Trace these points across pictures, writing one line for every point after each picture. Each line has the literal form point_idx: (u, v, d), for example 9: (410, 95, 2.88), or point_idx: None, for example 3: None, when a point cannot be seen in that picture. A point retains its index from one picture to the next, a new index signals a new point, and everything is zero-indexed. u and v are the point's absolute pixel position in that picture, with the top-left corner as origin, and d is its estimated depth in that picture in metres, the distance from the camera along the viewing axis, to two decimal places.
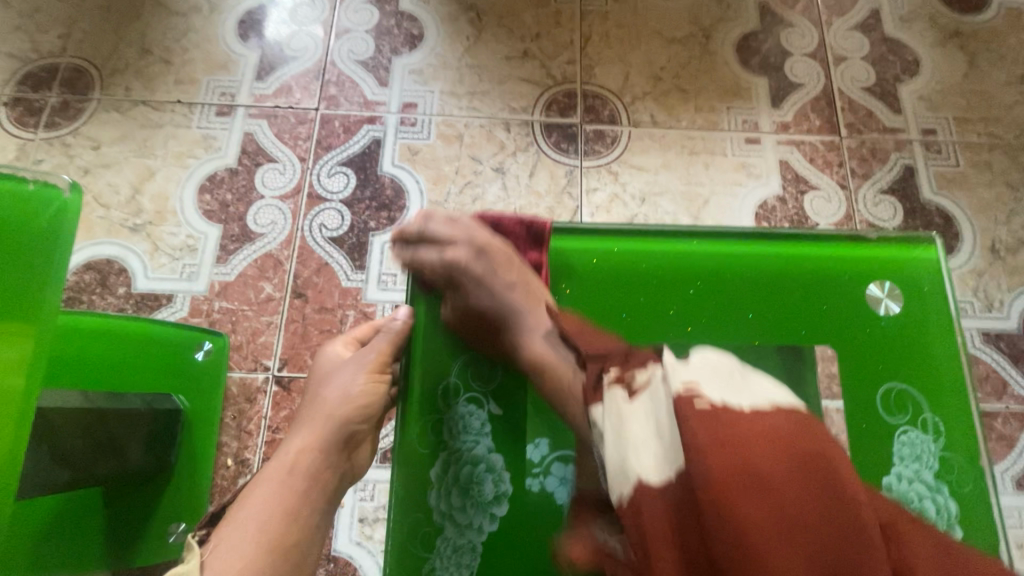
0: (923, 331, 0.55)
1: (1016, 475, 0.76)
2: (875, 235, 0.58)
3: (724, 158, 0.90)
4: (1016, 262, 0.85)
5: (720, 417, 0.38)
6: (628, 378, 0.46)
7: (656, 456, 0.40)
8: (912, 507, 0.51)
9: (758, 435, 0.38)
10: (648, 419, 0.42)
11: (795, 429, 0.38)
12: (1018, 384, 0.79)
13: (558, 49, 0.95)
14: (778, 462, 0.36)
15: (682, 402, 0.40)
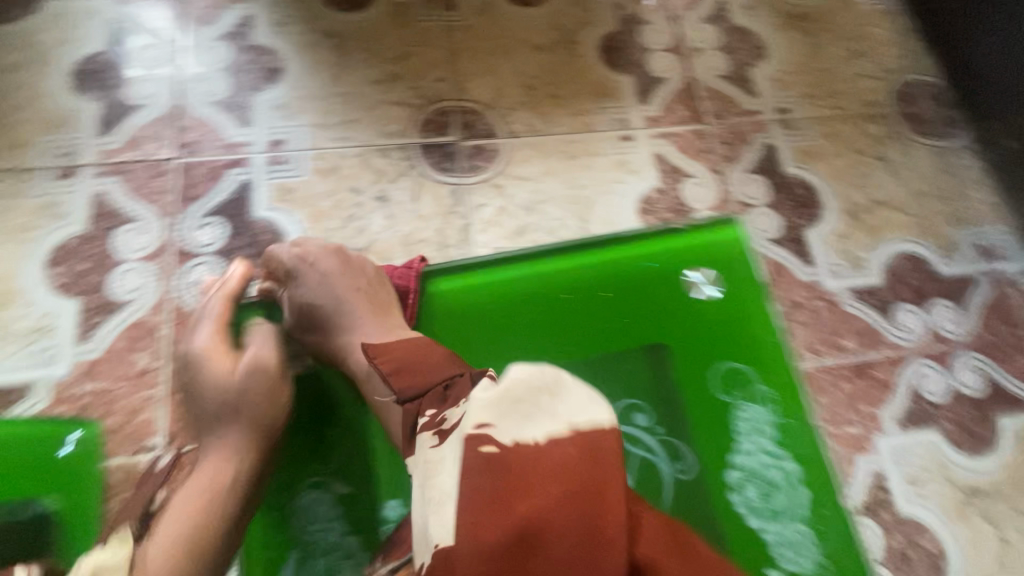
0: (736, 304, 0.73)
1: (899, 417, 0.82)
2: (684, 227, 0.75)
3: (603, 157, 0.92)
4: (872, 222, 0.93)
5: (504, 465, 0.42)
6: (441, 422, 0.50)
7: (450, 515, 0.42)
8: (763, 479, 0.66)
9: (544, 472, 0.41)
10: (445, 469, 0.45)
11: (575, 466, 0.41)
12: (889, 333, 0.86)
13: (427, 68, 0.94)
14: (544, 506, 0.39)
15: (470, 447, 0.44)
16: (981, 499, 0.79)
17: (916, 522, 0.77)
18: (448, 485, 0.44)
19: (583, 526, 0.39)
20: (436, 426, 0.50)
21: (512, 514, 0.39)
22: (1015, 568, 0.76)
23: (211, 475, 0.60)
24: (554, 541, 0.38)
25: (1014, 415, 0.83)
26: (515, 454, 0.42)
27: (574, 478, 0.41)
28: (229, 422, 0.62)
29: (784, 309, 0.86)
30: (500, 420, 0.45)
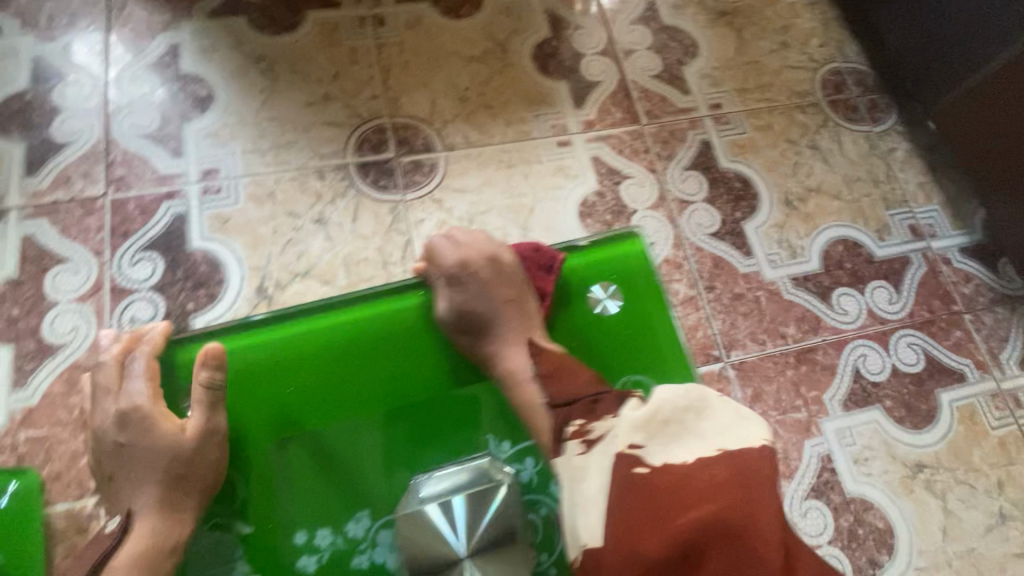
0: (639, 315, 0.74)
1: (842, 398, 0.84)
2: (584, 241, 0.76)
3: (541, 164, 0.93)
4: (807, 209, 0.95)
5: (649, 484, 0.52)
6: (585, 431, 0.58)
7: (597, 516, 0.53)
8: None
9: (683, 495, 0.50)
10: (598, 483, 0.54)
11: (726, 479, 0.50)
12: (829, 317, 0.88)
13: (360, 87, 0.94)
14: (692, 516, 0.48)
15: (626, 465, 0.54)
16: (923, 472, 0.81)
17: (863, 500, 0.79)
18: (601, 493, 0.54)
19: (729, 533, 0.47)
20: (583, 437, 0.58)
21: (671, 526, 0.48)
22: (959, 536, 0.79)
23: (135, 541, 0.60)
24: (714, 546, 0.47)
25: (950, 388, 0.86)
26: (656, 476, 0.52)
27: (714, 500, 0.49)
28: (152, 477, 0.62)
29: (726, 302, 0.88)
30: (647, 442, 0.55)
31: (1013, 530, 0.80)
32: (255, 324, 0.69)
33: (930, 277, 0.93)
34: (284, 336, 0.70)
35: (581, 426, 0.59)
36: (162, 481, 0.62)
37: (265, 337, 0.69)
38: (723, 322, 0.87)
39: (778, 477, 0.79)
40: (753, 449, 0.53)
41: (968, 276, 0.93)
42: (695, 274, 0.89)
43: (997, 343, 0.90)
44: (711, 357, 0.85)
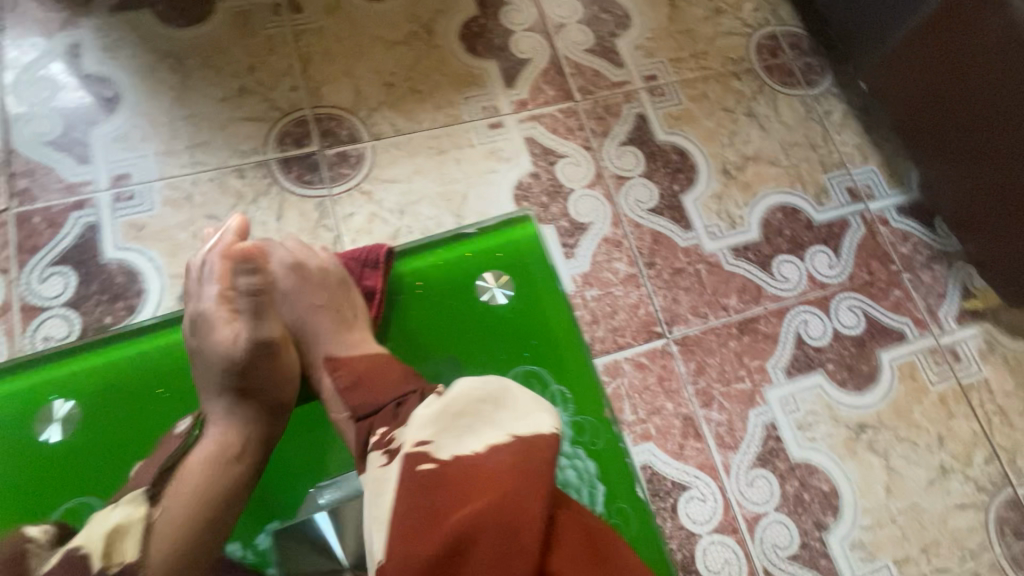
0: (531, 306, 0.69)
1: (785, 365, 0.84)
2: (471, 229, 0.72)
3: (473, 148, 0.90)
4: (746, 178, 0.94)
5: (433, 484, 0.46)
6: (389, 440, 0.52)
7: (387, 526, 0.46)
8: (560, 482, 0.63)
9: (474, 486, 0.45)
10: (384, 493, 0.48)
11: (515, 464, 0.46)
12: (770, 285, 0.88)
13: (278, 78, 0.90)
14: (476, 505, 0.43)
15: (410, 466, 0.48)
16: (866, 432, 0.82)
17: (807, 465, 0.80)
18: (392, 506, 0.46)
19: (509, 526, 0.42)
20: (386, 446, 0.51)
21: (444, 526, 0.43)
22: (902, 493, 0.80)
23: (204, 447, 0.57)
24: (482, 542, 0.42)
25: (890, 348, 0.87)
26: (447, 469, 0.47)
27: (501, 484, 0.45)
28: (218, 387, 0.59)
29: (666, 277, 0.87)
30: (438, 441, 0.49)
31: (954, 482, 0.82)
32: (58, 355, 0.61)
33: (869, 238, 0.93)
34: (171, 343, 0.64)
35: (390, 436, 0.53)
36: (229, 392, 0.59)
37: (73, 368, 0.61)
38: (665, 298, 0.86)
39: (724, 448, 0.80)
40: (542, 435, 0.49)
41: (906, 235, 0.94)
42: (635, 251, 0.88)
43: (936, 300, 0.90)
44: (654, 334, 0.84)
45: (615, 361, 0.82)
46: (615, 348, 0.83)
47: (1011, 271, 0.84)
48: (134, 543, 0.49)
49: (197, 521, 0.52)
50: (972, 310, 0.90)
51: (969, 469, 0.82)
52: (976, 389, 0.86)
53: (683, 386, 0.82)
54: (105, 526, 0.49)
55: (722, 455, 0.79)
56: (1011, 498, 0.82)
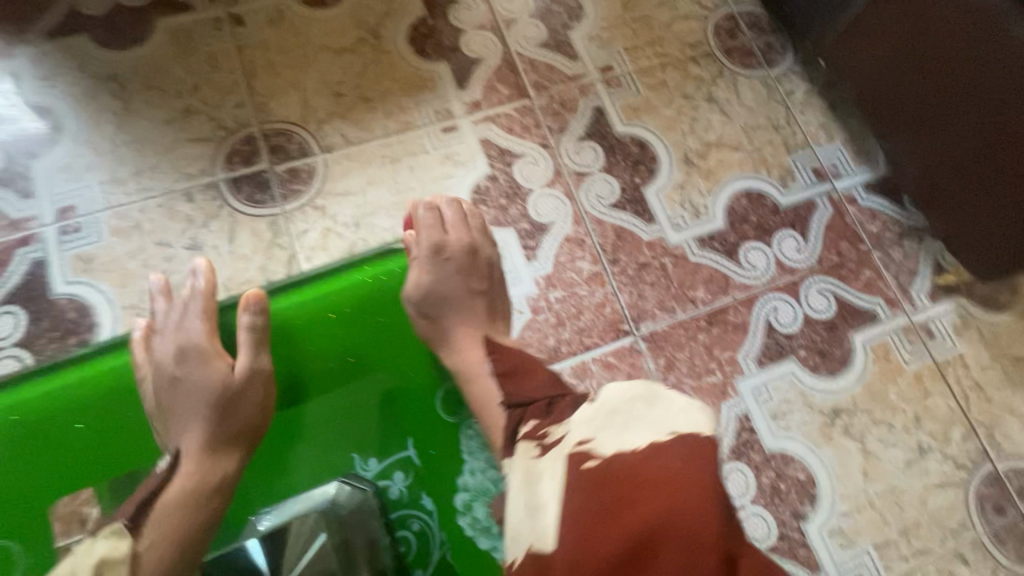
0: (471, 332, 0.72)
1: (756, 355, 0.83)
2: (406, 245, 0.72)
3: (427, 155, 0.88)
4: (708, 165, 0.92)
5: (599, 479, 0.48)
6: (544, 435, 0.55)
7: (548, 520, 0.48)
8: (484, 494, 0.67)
9: (646, 491, 0.45)
10: (551, 480, 0.50)
11: (683, 468, 0.45)
12: (737, 274, 0.87)
13: (223, 95, 0.88)
14: (648, 508, 0.44)
15: (574, 462, 0.50)
16: (841, 417, 0.81)
17: (783, 454, 0.79)
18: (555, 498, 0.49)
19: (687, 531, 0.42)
20: (540, 439, 0.55)
21: (621, 523, 0.44)
22: (880, 476, 0.79)
23: (188, 465, 0.60)
24: (664, 544, 0.42)
25: (863, 329, 0.86)
26: (612, 467, 0.48)
27: (681, 491, 0.44)
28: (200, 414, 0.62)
29: (631, 273, 0.85)
30: (597, 437, 0.51)
31: (932, 461, 0.81)
32: None
33: (837, 218, 0.91)
34: (76, 386, 0.63)
35: (538, 427, 0.57)
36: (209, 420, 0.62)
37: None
38: (631, 294, 0.84)
39: None
40: (700, 438, 0.47)
41: (874, 213, 0.92)
42: (598, 248, 0.86)
43: (907, 277, 0.89)
44: (622, 332, 0.83)
45: (583, 362, 0.81)
46: (583, 349, 0.81)
47: (981, 240, 0.82)
48: (126, 570, 0.52)
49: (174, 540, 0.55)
50: (945, 285, 0.89)
51: (948, 447, 0.81)
52: (951, 366, 0.85)
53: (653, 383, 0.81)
54: (93, 557, 0.51)
55: None
56: (990, 474, 0.81)
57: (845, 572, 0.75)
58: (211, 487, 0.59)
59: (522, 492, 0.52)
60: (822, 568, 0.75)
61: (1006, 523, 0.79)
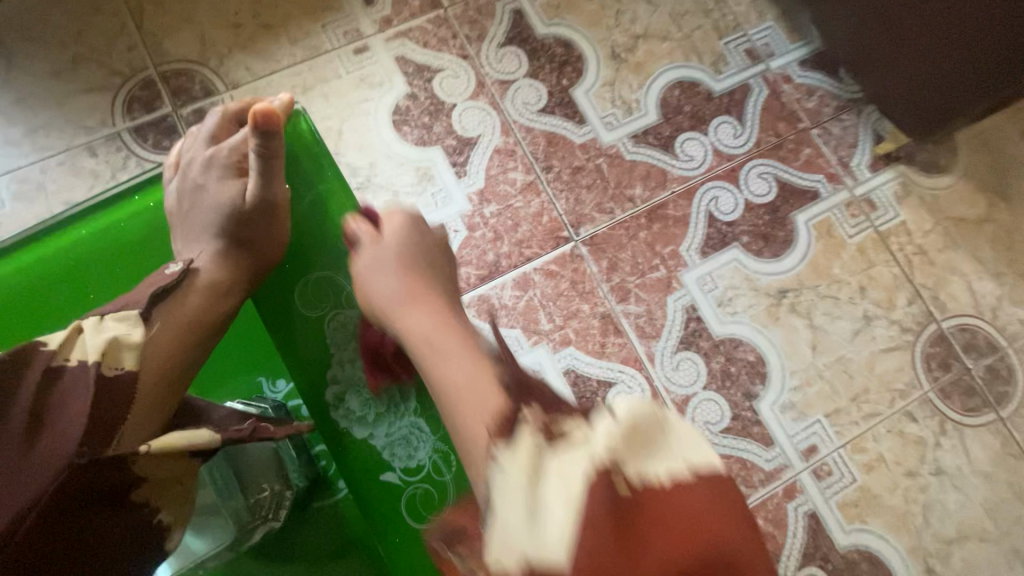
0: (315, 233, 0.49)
1: (699, 246, 0.82)
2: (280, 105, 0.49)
3: (341, 79, 0.84)
4: (637, 59, 0.88)
5: (628, 533, 0.29)
6: (548, 427, 0.35)
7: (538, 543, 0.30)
8: (361, 386, 0.47)
9: (683, 528, 0.29)
10: (563, 479, 0.32)
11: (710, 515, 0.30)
12: (675, 167, 0.84)
13: (112, 39, 0.81)
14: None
15: (595, 489, 0.31)
16: (787, 296, 0.81)
17: (732, 339, 0.79)
18: (568, 514, 0.30)
19: None
20: (545, 432, 0.35)
21: None
22: (828, 348, 0.80)
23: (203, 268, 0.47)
24: None
25: (805, 208, 0.85)
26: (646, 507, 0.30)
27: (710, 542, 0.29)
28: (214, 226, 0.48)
29: (566, 177, 0.83)
30: (626, 448, 0.32)
31: (879, 328, 0.81)
32: None
33: (773, 99, 0.88)
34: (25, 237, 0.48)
35: (545, 421, 0.36)
36: (227, 237, 0.48)
37: None
38: (568, 200, 0.82)
39: (646, 338, 0.79)
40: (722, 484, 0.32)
41: (812, 89, 0.89)
42: (530, 157, 0.83)
43: (847, 151, 0.87)
44: (561, 239, 0.81)
45: (525, 274, 0.79)
46: (523, 261, 0.80)
47: (960, 96, 0.77)
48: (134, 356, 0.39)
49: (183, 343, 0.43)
50: (884, 155, 0.87)
51: (892, 313, 0.82)
52: (894, 233, 0.85)
53: (597, 285, 0.80)
54: (104, 334, 0.38)
55: (645, 345, 0.78)
56: (935, 334, 0.82)
57: (800, 443, 0.77)
58: (224, 292, 0.46)
59: (520, 490, 0.32)
60: (777, 442, 0.77)
61: (951, 378, 0.80)
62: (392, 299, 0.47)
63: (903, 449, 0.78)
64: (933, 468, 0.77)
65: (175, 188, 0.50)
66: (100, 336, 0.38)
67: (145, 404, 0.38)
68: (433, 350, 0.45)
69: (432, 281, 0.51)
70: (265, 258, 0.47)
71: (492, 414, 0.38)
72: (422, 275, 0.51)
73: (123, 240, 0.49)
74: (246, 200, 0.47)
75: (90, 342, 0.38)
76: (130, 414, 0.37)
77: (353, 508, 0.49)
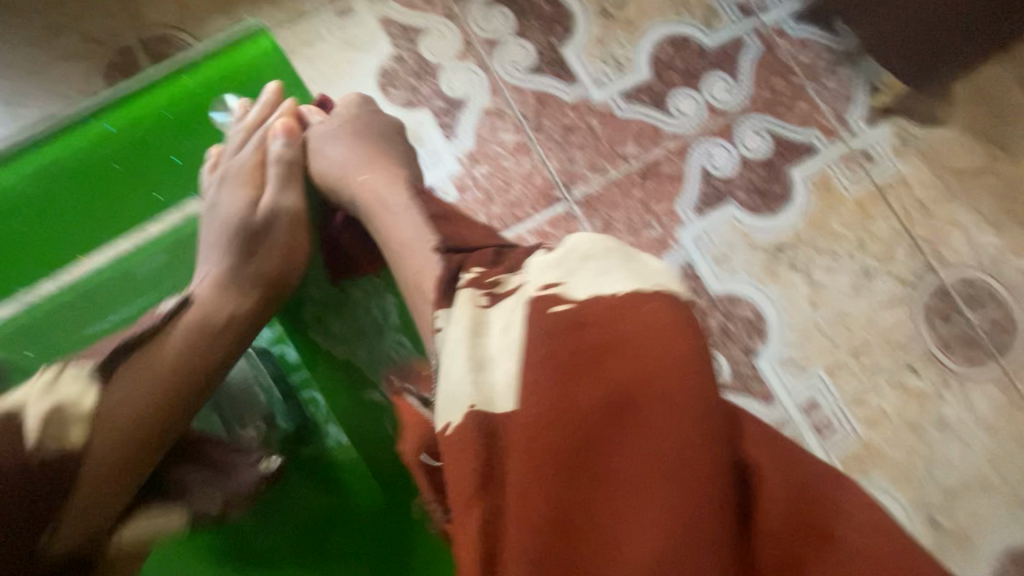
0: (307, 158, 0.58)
1: (693, 204, 0.81)
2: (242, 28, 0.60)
3: (324, 43, 0.82)
4: (628, 16, 0.86)
5: (568, 333, 0.36)
6: (495, 282, 0.42)
7: (493, 365, 0.37)
8: (336, 305, 0.56)
9: (619, 355, 0.35)
10: (508, 329, 0.38)
11: (662, 324, 0.35)
12: (667, 124, 0.83)
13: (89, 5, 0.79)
14: (618, 377, 0.34)
15: (535, 313, 0.38)
16: (784, 252, 0.80)
17: (729, 296, 0.78)
18: (508, 360, 0.36)
19: (696, 434, 0.32)
20: (489, 287, 0.41)
21: (587, 398, 0.34)
22: (827, 303, 0.79)
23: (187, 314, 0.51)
24: (624, 424, 0.33)
25: (801, 162, 0.83)
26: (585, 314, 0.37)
27: (648, 352, 0.34)
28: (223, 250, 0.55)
29: (557, 137, 0.81)
30: (562, 289, 0.39)
31: (879, 283, 0.80)
32: None
33: (766, 54, 0.86)
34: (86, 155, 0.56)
35: (488, 274, 0.43)
36: (235, 254, 0.54)
37: None
38: (560, 160, 0.80)
39: None
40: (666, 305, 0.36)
41: (807, 43, 0.87)
42: (520, 117, 0.81)
43: (843, 105, 0.85)
44: (554, 200, 0.79)
45: (516, 235, 0.78)
46: (515, 223, 0.78)
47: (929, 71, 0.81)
48: (79, 432, 0.45)
49: (152, 412, 0.48)
50: (881, 108, 0.86)
51: (892, 267, 0.81)
52: (892, 186, 0.83)
53: None
54: (52, 399, 0.45)
55: None
56: (936, 287, 0.80)
57: (801, 399, 0.76)
58: (211, 334, 0.51)
59: (463, 344, 0.39)
60: (777, 398, 0.76)
61: (953, 331, 0.79)
62: (344, 165, 0.56)
63: (905, 403, 0.77)
64: (936, 421, 0.76)
65: (201, 207, 0.57)
66: (39, 408, 0.44)
67: (87, 486, 0.45)
68: (386, 211, 0.51)
69: (387, 148, 0.58)
70: (263, 231, 0.55)
71: (437, 280, 0.44)
72: (380, 143, 0.58)
73: (163, 158, 0.58)
74: (258, 211, 0.55)
75: (30, 412, 0.44)
76: (71, 500, 0.45)
77: (351, 456, 0.56)
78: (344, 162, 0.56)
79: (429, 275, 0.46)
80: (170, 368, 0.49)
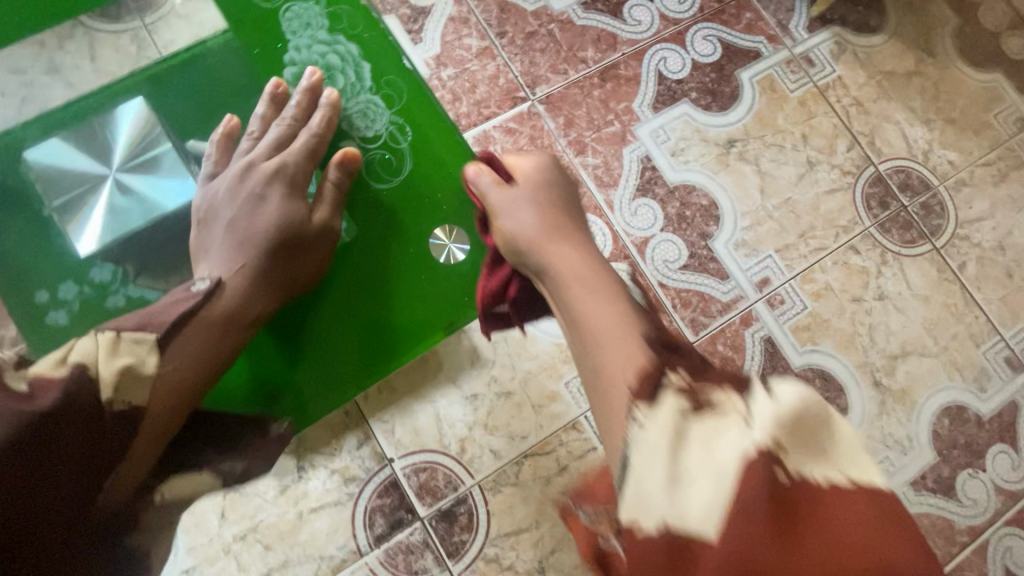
0: (356, 19, 0.73)
1: (650, 102, 0.86)
2: None
3: None
4: None
5: (789, 509, 0.33)
6: (699, 392, 0.40)
7: (698, 489, 0.35)
8: (323, 66, 0.71)
9: None
10: (712, 452, 0.36)
11: (881, 535, 0.32)
12: (623, 31, 0.88)
13: None
14: (821, 560, 0.31)
15: (756, 471, 0.34)
16: (735, 145, 0.86)
17: (685, 185, 0.83)
18: (712, 481, 0.35)
19: None
20: (693, 394, 0.40)
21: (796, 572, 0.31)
22: (776, 190, 0.85)
23: (234, 280, 0.58)
24: None
25: (748, 66, 0.89)
26: (812, 493, 0.34)
27: (875, 547, 0.31)
28: (254, 253, 0.60)
29: (520, 42, 0.85)
30: (785, 441, 0.35)
31: (822, 172, 0.86)
32: None
33: None
34: None
35: (690, 384, 0.41)
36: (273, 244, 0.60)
37: None
38: (523, 63, 0.85)
39: (604, 187, 0.82)
40: (885, 513, 0.33)
41: None
42: (484, 24, 0.85)
43: (785, 15, 0.92)
44: (519, 99, 0.83)
45: (485, 132, 0.82)
46: (482, 120, 0.82)
47: None
48: (145, 388, 0.51)
49: (179, 389, 0.53)
50: (820, 16, 0.92)
51: (834, 158, 0.87)
52: (832, 87, 0.90)
53: (555, 140, 0.83)
54: (115, 366, 0.50)
55: (603, 194, 0.81)
56: (873, 176, 0.87)
57: (754, 277, 0.81)
58: (243, 326, 0.58)
59: (662, 453, 0.37)
60: (732, 275, 0.81)
61: (890, 215, 0.86)
62: (534, 234, 0.59)
63: (848, 278, 0.83)
64: (877, 293, 0.83)
65: (241, 196, 0.62)
66: (113, 366, 0.50)
67: (143, 446, 0.52)
68: (582, 292, 0.54)
69: (574, 229, 0.61)
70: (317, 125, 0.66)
71: (638, 367, 0.45)
72: (556, 204, 0.62)
73: None
74: (314, 222, 0.63)
75: (102, 369, 0.49)
76: (129, 453, 0.51)
77: (375, 255, 0.69)
78: (531, 239, 0.58)
79: (624, 359, 0.46)
80: (202, 350, 0.55)
